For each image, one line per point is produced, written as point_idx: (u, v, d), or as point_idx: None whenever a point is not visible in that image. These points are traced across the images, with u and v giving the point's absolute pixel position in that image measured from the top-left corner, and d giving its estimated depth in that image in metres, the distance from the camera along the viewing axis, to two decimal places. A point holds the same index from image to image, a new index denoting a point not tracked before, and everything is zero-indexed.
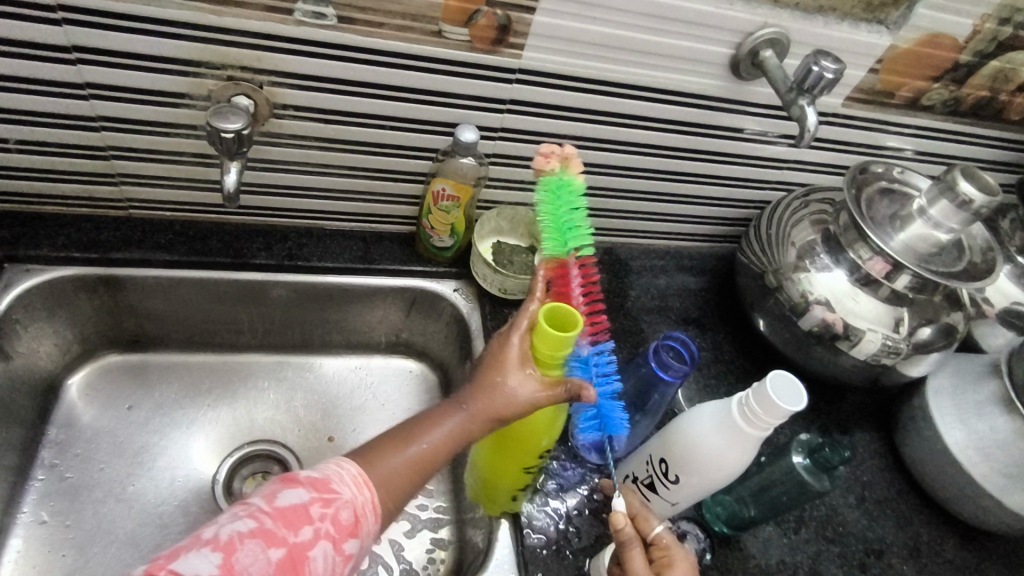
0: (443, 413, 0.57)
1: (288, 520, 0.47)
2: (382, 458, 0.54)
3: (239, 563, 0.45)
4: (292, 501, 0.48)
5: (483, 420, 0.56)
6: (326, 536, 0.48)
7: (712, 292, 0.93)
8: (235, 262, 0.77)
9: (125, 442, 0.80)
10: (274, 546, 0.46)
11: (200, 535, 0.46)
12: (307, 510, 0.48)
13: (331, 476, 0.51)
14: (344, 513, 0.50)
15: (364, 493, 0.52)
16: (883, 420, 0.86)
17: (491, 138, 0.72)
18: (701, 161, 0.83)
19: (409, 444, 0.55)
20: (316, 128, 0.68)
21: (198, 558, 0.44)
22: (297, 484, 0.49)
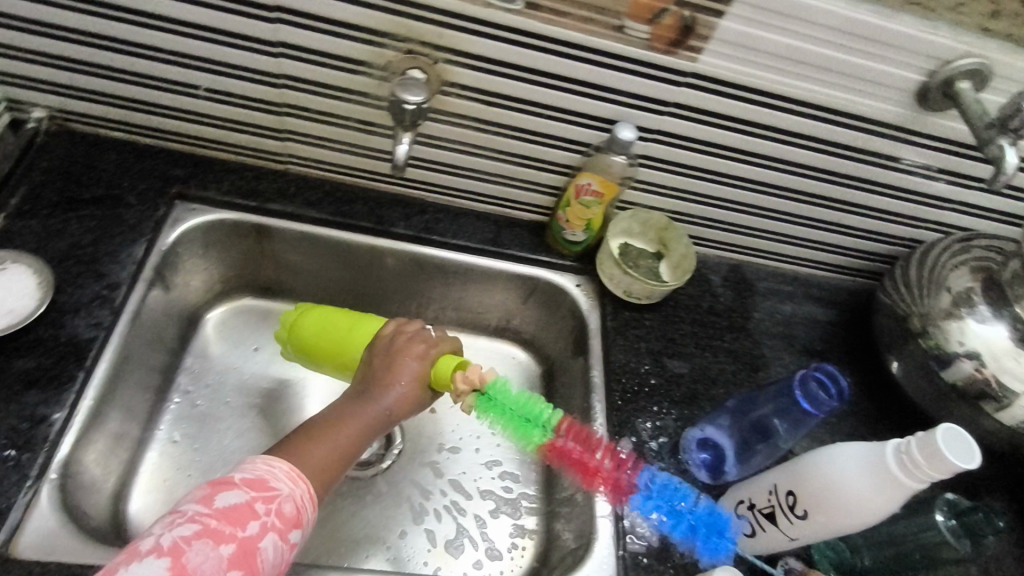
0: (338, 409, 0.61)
1: (231, 518, 0.48)
2: (296, 449, 0.56)
3: (189, 563, 0.45)
4: (231, 502, 0.49)
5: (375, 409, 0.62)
6: (273, 528, 0.49)
7: (841, 327, 0.88)
8: (375, 228, 0.80)
9: (250, 382, 0.85)
10: (223, 543, 0.47)
11: (139, 547, 0.46)
12: (251, 507, 0.49)
13: (265, 475, 0.52)
14: (287, 506, 0.51)
15: (300, 486, 0.53)
16: (1016, 493, 0.79)
17: (645, 139, 0.71)
18: (857, 189, 0.79)
19: (319, 436, 0.58)
20: (479, 108, 0.69)
21: (144, 566, 0.45)
22: (233, 486, 0.50)
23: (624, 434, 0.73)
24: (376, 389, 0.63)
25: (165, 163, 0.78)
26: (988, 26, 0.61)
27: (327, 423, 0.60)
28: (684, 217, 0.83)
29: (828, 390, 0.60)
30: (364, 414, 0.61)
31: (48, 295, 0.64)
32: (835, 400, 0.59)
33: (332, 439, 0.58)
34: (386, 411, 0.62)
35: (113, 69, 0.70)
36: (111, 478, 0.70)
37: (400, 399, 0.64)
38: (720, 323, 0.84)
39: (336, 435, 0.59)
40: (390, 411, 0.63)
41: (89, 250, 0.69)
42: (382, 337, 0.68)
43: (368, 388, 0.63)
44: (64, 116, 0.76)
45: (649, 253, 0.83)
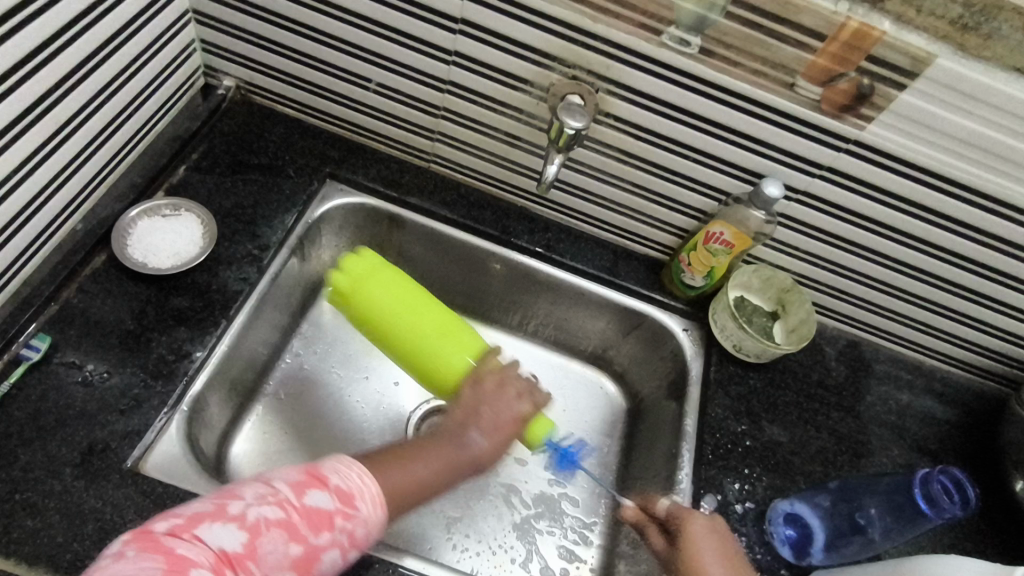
0: (430, 440, 0.62)
1: (312, 520, 0.50)
2: (386, 473, 0.57)
3: (261, 547, 0.48)
4: (316, 503, 0.51)
5: (461, 454, 0.62)
6: (340, 545, 0.51)
7: (962, 429, 0.82)
8: (499, 236, 0.83)
9: (354, 357, 0.90)
10: (295, 542, 0.49)
11: (227, 508, 0.49)
12: (330, 518, 0.51)
13: (356, 490, 0.54)
14: (361, 529, 0.53)
15: (378, 512, 0.54)
16: None
17: (789, 198, 0.70)
18: (1009, 289, 0.73)
19: (409, 467, 0.58)
20: (626, 141, 0.70)
21: (225, 530, 0.48)
22: (324, 488, 0.52)
23: (709, 490, 0.71)
24: (468, 432, 0.63)
25: (324, 144, 0.84)
26: None
27: (415, 453, 0.60)
28: (810, 283, 0.80)
29: (950, 497, 0.63)
30: (453, 454, 0.61)
31: (209, 245, 0.71)
32: (958, 509, 0.62)
33: (421, 472, 0.59)
34: (471, 460, 0.62)
35: (300, 53, 0.76)
36: (222, 420, 0.76)
37: (487, 448, 0.63)
38: (828, 399, 0.81)
39: (426, 469, 0.59)
40: (474, 458, 0.63)
41: (248, 211, 0.76)
42: (475, 372, 0.67)
43: (462, 423, 0.64)
44: (248, 88, 0.84)
45: (764, 311, 0.80)
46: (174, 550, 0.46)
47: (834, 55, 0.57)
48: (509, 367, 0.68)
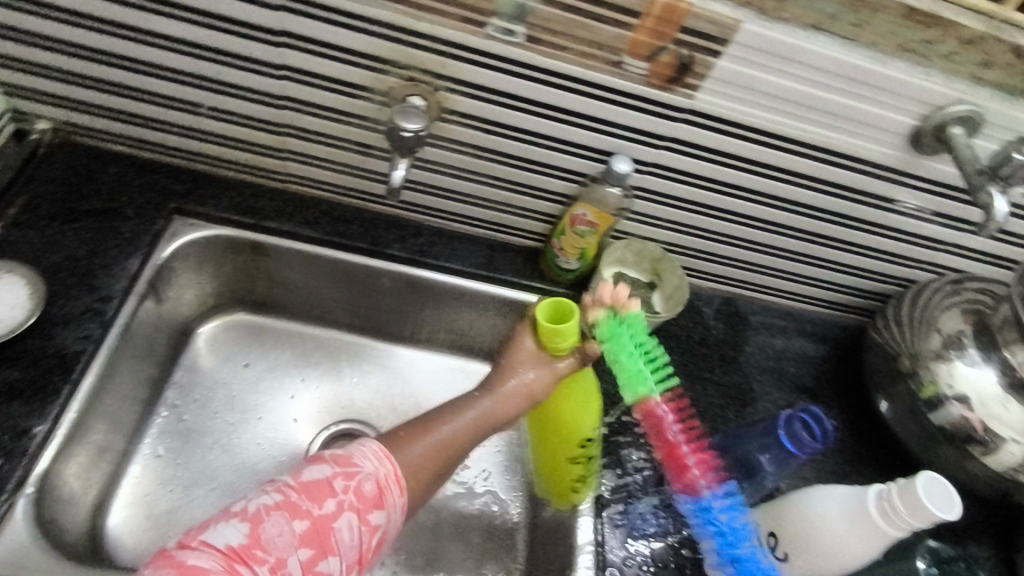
0: (459, 404, 0.66)
1: (311, 494, 0.54)
2: (410, 447, 0.61)
3: (265, 532, 0.52)
4: (315, 477, 0.56)
5: (504, 403, 0.66)
6: (350, 507, 0.55)
7: (832, 363, 0.88)
8: (370, 249, 0.81)
9: (238, 397, 0.86)
10: (297, 519, 0.53)
11: (233, 509, 0.54)
12: (329, 485, 0.55)
13: (354, 453, 0.58)
14: (366, 485, 0.57)
15: (386, 466, 0.59)
16: (1003, 540, 0.80)
17: (640, 171, 0.72)
18: (849, 229, 0.80)
19: (443, 426, 0.64)
20: (476, 136, 0.70)
21: (231, 529, 0.52)
22: (321, 462, 0.57)
23: (609, 466, 0.73)
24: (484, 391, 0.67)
25: (166, 178, 0.79)
26: (981, 76, 0.61)
27: (448, 415, 0.65)
28: (678, 250, 0.83)
29: (813, 433, 0.64)
30: (479, 411, 0.66)
31: (39, 307, 0.65)
32: (818, 443, 0.63)
33: (450, 437, 0.64)
34: (496, 409, 0.66)
35: (117, 85, 0.71)
36: (90, 493, 0.70)
37: (506, 397, 0.66)
38: (710, 355, 0.84)
39: (464, 428, 0.65)
40: (501, 410, 0.66)
41: (84, 262, 0.70)
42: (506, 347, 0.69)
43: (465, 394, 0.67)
44: (68, 128, 0.76)
45: (641, 283, 0.83)
46: (186, 561, 0.50)
47: (651, 31, 0.59)
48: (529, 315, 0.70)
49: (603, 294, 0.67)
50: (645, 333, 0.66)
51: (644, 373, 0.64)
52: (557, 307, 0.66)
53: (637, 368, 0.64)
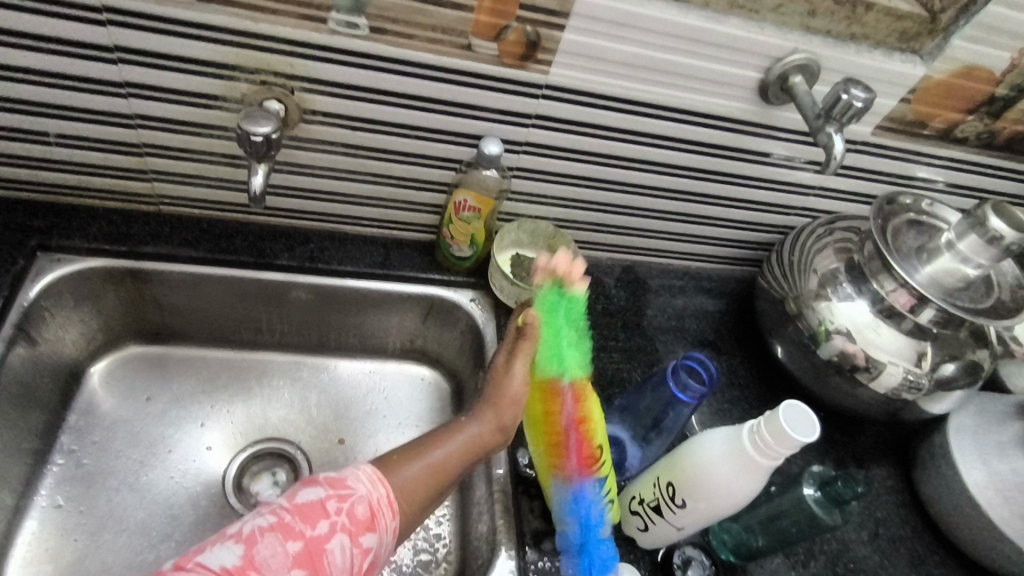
0: (451, 427, 0.62)
1: (305, 515, 0.51)
2: (397, 472, 0.57)
3: (259, 554, 0.48)
4: (309, 498, 0.52)
5: (493, 425, 0.63)
6: (343, 528, 0.51)
7: (730, 316, 0.93)
8: (257, 262, 0.79)
9: (141, 433, 0.82)
10: (291, 540, 0.49)
11: (227, 531, 0.49)
12: (323, 505, 0.51)
13: (347, 475, 0.55)
14: (360, 507, 0.53)
15: (379, 489, 0.55)
16: (900, 457, 0.85)
17: (514, 151, 0.74)
18: (724, 185, 0.83)
19: (439, 450, 0.60)
20: (344, 133, 0.70)
21: (222, 550, 0.48)
22: (315, 483, 0.53)
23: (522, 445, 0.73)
24: (481, 411, 0.63)
25: (26, 215, 0.75)
26: (810, 24, 0.66)
27: (439, 438, 0.61)
28: (568, 224, 0.86)
29: (699, 377, 0.66)
30: (475, 431, 0.62)
31: None
32: (706, 386, 0.65)
33: (442, 460, 0.59)
34: (496, 426, 0.62)
35: None
36: None
37: (501, 413, 0.63)
38: (613, 323, 0.87)
39: (456, 451, 0.60)
40: (497, 428, 0.63)
41: None
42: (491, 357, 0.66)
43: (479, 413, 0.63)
44: None
45: None
46: None
47: (491, 11, 0.61)
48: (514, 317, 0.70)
49: (559, 264, 0.68)
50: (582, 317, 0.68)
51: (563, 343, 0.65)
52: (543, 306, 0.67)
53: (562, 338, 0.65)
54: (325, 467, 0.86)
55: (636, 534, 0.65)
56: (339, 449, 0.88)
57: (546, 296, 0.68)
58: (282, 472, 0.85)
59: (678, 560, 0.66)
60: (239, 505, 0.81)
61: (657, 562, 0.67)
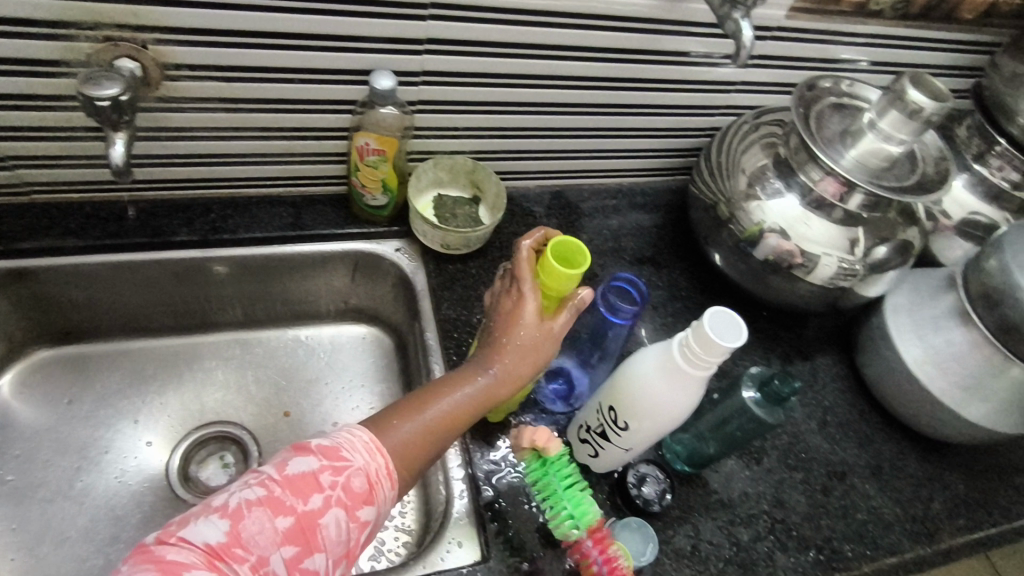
0: (459, 375, 0.58)
1: (296, 488, 0.47)
2: (397, 430, 0.53)
3: (246, 530, 0.45)
4: (301, 470, 0.48)
5: (507, 375, 0.58)
6: (339, 503, 0.48)
7: (666, 229, 0.91)
8: (154, 241, 0.72)
9: (68, 439, 0.77)
10: (281, 515, 0.46)
11: (212, 502, 0.47)
12: (316, 478, 0.48)
13: (342, 443, 0.51)
14: (357, 480, 0.49)
15: (377, 459, 0.51)
16: (844, 344, 0.87)
17: (413, 84, 0.69)
18: (642, 92, 0.79)
19: (444, 405, 0.56)
20: (219, 87, 0.63)
21: (209, 524, 0.45)
22: (308, 452, 0.50)
23: None
24: (495, 358, 0.58)
25: None
26: None
27: (445, 391, 0.57)
28: (487, 156, 0.81)
29: (631, 296, 0.64)
30: (485, 383, 0.57)
31: None
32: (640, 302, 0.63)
33: (441, 415, 0.55)
34: (509, 376, 0.57)
35: None
36: None
37: (513, 363, 0.58)
38: None
39: (464, 402, 0.56)
40: (512, 380, 0.58)
41: None
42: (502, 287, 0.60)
43: (486, 356, 0.58)
44: None
45: (464, 199, 0.81)
46: (166, 557, 0.43)
47: None
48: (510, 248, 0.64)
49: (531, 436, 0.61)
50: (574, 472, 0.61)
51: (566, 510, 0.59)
52: (557, 241, 0.57)
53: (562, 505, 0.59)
54: (274, 442, 0.83)
55: (587, 460, 0.64)
56: (285, 421, 0.84)
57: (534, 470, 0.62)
58: (230, 455, 0.82)
59: (633, 479, 0.66)
60: (188, 495, 0.78)
61: (614, 481, 0.67)
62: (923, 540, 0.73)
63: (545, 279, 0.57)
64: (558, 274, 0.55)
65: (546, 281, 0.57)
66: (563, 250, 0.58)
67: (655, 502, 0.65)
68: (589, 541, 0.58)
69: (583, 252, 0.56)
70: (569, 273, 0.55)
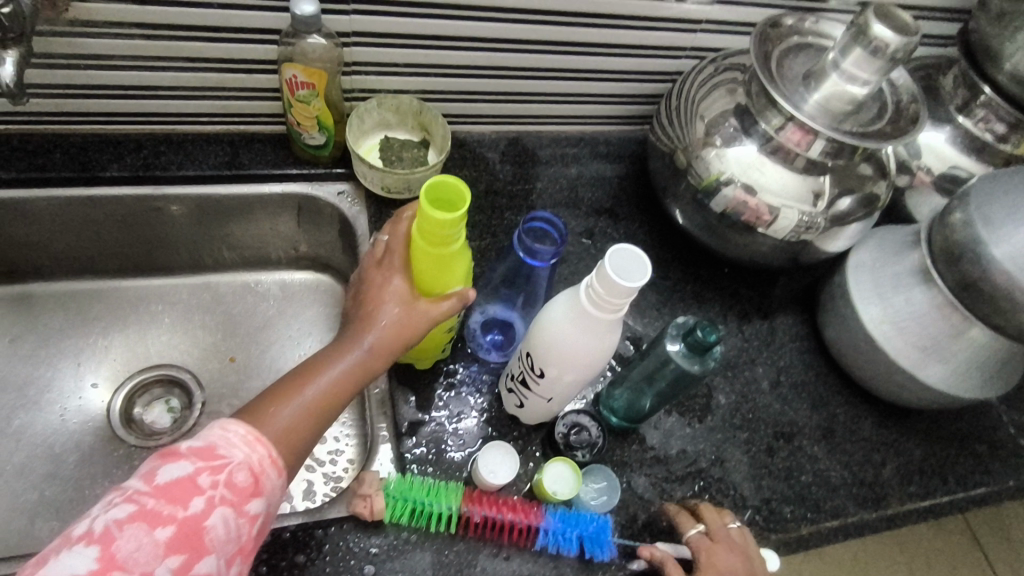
0: (331, 354, 0.57)
1: (172, 496, 0.44)
2: (275, 417, 0.52)
3: (120, 551, 0.42)
4: (175, 475, 0.45)
5: (386, 348, 0.57)
6: (223, 502, 0.45)
7: (629, 180, 0.86)
8: (82, 175, 0.71)
9: (8, 376, 0.77)
10: (160, 527, 0.43)
11: (74, 533, 0.43)
12: (194, 482, 0.45)
13: (217, 441, 0.48)
14: (239, 475, 0.47)
15: (259, 449, 0.49)
16: (809, 304, 0.83)
17: (343, 13, 0.65)
18: (597, 29, 0.74)
19: (322, 383, 0.55)
20: (132, 11, 0.61)
21: (76, 555, 0.41)
22: (180, 456, 0.46)
23: None
24: (368, 333, 0.57)
25: None
26: None
27: (318, 371, 0.55)
28: (434, 96, 0.77)
29: (552, 237, 0.62)
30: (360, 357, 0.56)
31: None
32: (559, 242, 0.61)
33: (317, 396, 0.54)
34: (386, 348, 0.57)
35: None
36: None
37: (388, 335, 0.57)
38: (499, 201, 0.80)
39: (341, 380, 0.55)
40: (390, 351, 0.57)
41: None
42: (368, 264, 0.60)
43: (357, 331, 0.57)
44: None
45: (411, 142, 0.77)
46: None
47: None
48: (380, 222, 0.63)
49: (360, 503, 0.56)
50: (415, 480, 0.58)
51: (439, 508, 0.57)
52: (435, 184, 0.52)
53: (433, 509, 0.57)
54: (217, 387, 0.82)
55: (515, 411, 0.62)
56: (228, 367, 0.83)
57: (395, 512, 0.57)
58: (175, 398, 0.81)
59: (562, 429, 0.64)
60: (130, 438, 0.78)
61: (546, 435, 0.65)
62: (868, 506, 0.70)
63: (426, 225, 0.52)
64: (440, 220, 0.50)
65: (429, 229, 0.52)
66: (441, 195, 0.53)
67: (586, 451, 0.64)
68: (474, 510, 0.57)
69: (464, 192, 0.52)
70: (450, 216, 0.50)
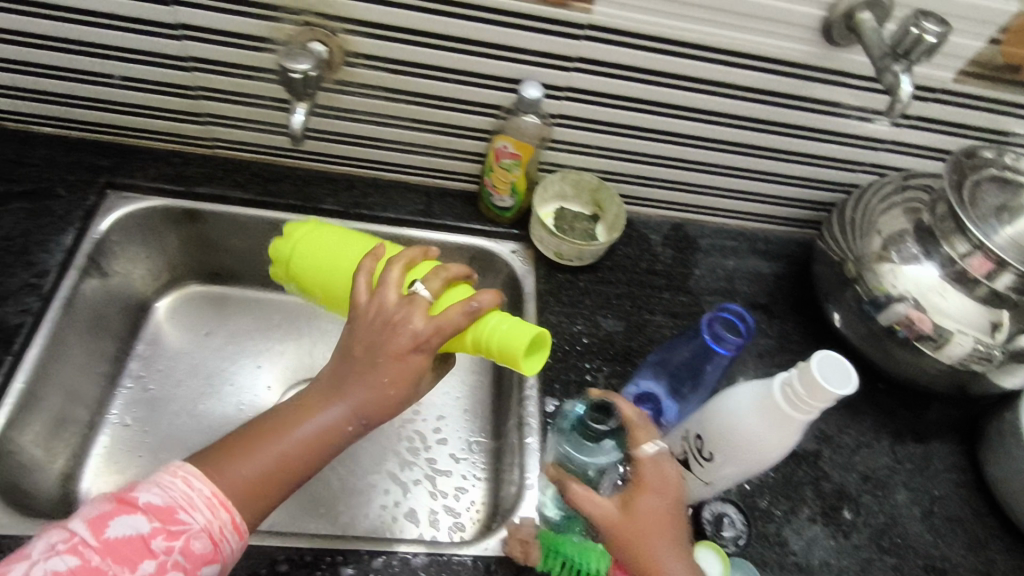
0: (310, 404, 0.54)
1: (122, 556, 0.45)
2: (234, 470, 0.50)
3: None
4: (127, 532, 0.46)
5: (369, 407, 0.54)
6: (173, 568, 0.45)
7: (787, 280, 0.88)
8: (303, 204, 0.82)
9: (200, 364, 0.88)
10: None
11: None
12: (147, 544, 0.45)
13: (178, 501, 0.48)
14: (195, 543, 0.47)
15: (220, 515, 0.49)
16: (968, 436, 0.79)
17: (556, 98, 0.73)
18: (782, 136, 0.78)
19: (293, 435, 0.52)
20: (386, 77, 0.72)
21: None
22: (135, 510, 0.46)
23: (551, 395, 0.72)
24: (353, 388, 0.54)
25: (97, 155, 0.81)
26: None
27: (291, 420, 0.53)
28: (615, 177, 0.83)
29: (735, 330, 0.64)
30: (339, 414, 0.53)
31: None
32: (740, 338, 0.62)
33: (285, 451, 0.52)
34: (370, 408, 0.54)
35: (38, 67, 0.73)
36: (58, 458, 0.73)
37: (374, 394, 0.54)
38: (658, 281, 0.84)
39: (312, 437, 0.53)
40: (375, 412, 0.54)
41: (19, 241, 0.73)
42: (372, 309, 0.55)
43: (342, 382, 0.54)
44: None
45: (583, 215, 0.83)
46: None
47: None
48: (398, 260, 0.58)
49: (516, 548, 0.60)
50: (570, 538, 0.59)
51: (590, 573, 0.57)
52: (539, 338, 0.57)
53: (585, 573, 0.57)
54: None
55: None
56: None
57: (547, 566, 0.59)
58: None
59: (709, 517, 0.64)
60: None
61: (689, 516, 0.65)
62: None
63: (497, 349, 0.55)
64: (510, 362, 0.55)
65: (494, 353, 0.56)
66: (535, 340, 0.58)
67: (731, 543, 0.64)
68: None
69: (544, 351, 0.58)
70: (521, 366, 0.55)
